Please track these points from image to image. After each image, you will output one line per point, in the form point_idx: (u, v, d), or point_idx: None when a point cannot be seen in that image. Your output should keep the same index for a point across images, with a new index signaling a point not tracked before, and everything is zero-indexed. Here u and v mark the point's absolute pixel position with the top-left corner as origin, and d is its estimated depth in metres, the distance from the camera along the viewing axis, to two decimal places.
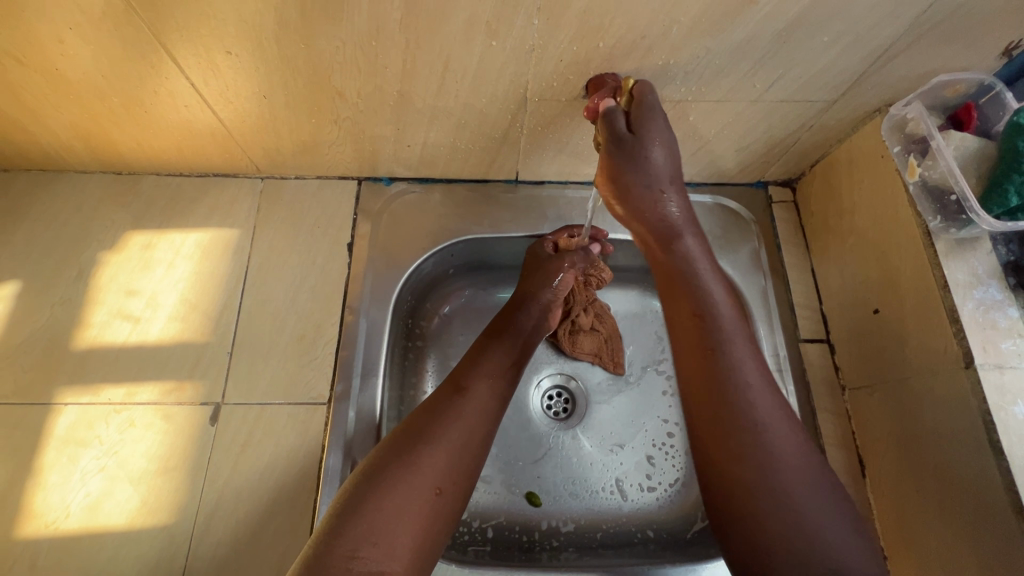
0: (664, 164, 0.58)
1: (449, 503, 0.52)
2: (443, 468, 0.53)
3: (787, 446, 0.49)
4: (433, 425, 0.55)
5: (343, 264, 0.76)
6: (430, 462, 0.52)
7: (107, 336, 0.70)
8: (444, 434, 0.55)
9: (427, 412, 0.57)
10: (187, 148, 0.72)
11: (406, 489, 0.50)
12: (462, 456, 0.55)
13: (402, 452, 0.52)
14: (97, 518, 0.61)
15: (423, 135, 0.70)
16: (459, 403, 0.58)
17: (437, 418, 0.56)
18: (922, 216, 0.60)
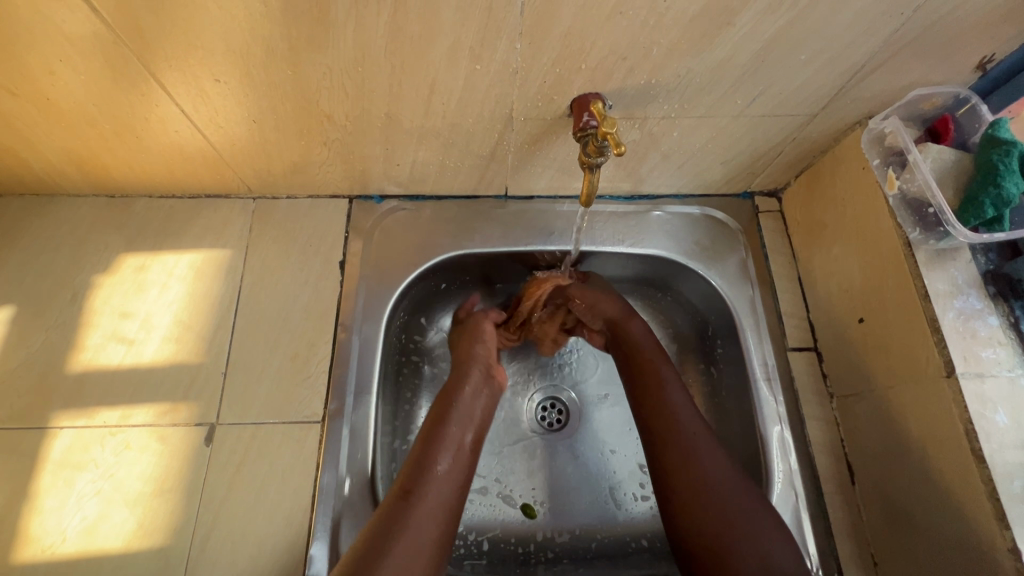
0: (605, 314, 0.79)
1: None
2: (398, 564, 0.52)
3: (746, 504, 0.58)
4: (390, 521, 0.55)
5: (335, 282, 0.76)
6: (385, 562, 0.52)
7: (102, 358, 0.70)
8: (398, 529, 0.54)
9: (372, 529, 0.55)
10: (179, 171, 0.73)
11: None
12: (419, 545, 0.54)
13: (359, 559, 0.52)
14: (93, 541, 0.62)
15: (412, 154, 0.71)
16: (411, 494, 0.57)
17: (393, 512, 0.56)
18: (902, 228, 0.61)
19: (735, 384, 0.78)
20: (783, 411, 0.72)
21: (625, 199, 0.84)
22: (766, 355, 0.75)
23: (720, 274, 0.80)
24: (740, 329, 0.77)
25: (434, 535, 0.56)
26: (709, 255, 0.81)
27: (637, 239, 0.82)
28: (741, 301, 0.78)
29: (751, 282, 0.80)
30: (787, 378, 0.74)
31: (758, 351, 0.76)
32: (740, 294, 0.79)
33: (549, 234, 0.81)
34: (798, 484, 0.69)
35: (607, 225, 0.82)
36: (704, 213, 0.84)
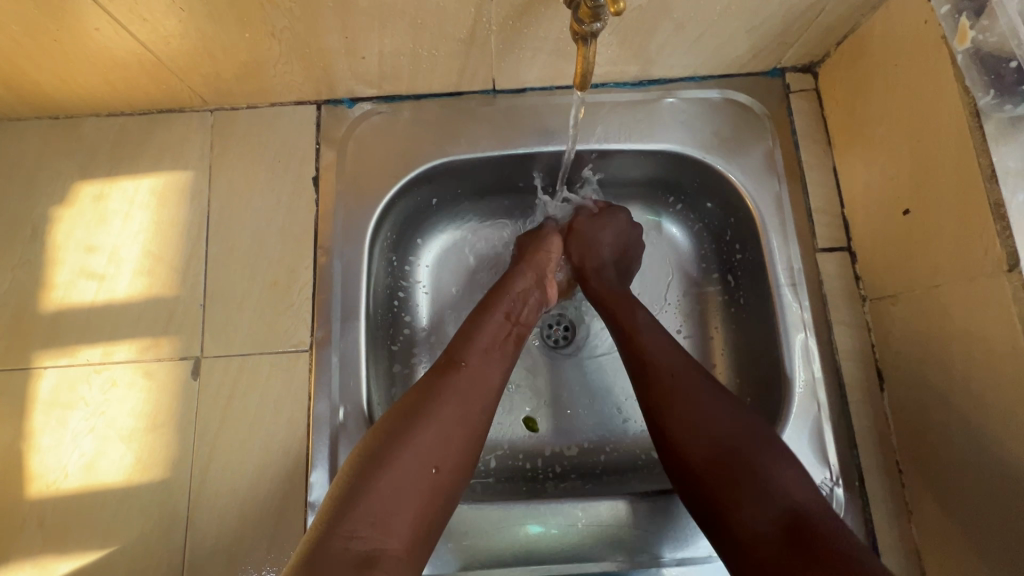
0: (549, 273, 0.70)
1: (448, 481, 0.50)
2: (439, 445, 0.50)
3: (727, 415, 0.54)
4: (428, 406, 0.52)
5: (310, 200, 0.69)
6: (424, 442, 0.50)
7: (75, 296, 0.66)
8: (436, 416, 0.51)
9: (420, 391, 0.53)
10: (119, 83, 0.64)
11: (402, 471, 0.48)
12: (460, 433, 0.52)
13: (397, 440, 0.49)
14: (95, 477, 0.61)
15: (377, 43, 0.61)
16: (451, 382, 0.54)
17: (432, 399, 0.52)
18: (971, 92, 0.50)
19: (755, 291, 0.71)
20: (807, 318, 0.66)
21: (632, 86, 0.72)
22: (791, 258, 0.68)
23: (742, 168, 0.70)
24: (763, 230, 0.69)
25: (479, 425, 0.54)
26: (731, 147, 0.71)
27: (647, 132, 0.71)
28: (765, 199, 0.69)
29: (778, 176, 0.70)
30: (814, 283, 0.67)
31: (783, 254, 0.68)
32: (765, 190, 0.70)
33: (545, 132, 0.71)
34: (821, 393, 0.64)
35: (612, 117, 0.72)
36: (726, 97, 0.72)
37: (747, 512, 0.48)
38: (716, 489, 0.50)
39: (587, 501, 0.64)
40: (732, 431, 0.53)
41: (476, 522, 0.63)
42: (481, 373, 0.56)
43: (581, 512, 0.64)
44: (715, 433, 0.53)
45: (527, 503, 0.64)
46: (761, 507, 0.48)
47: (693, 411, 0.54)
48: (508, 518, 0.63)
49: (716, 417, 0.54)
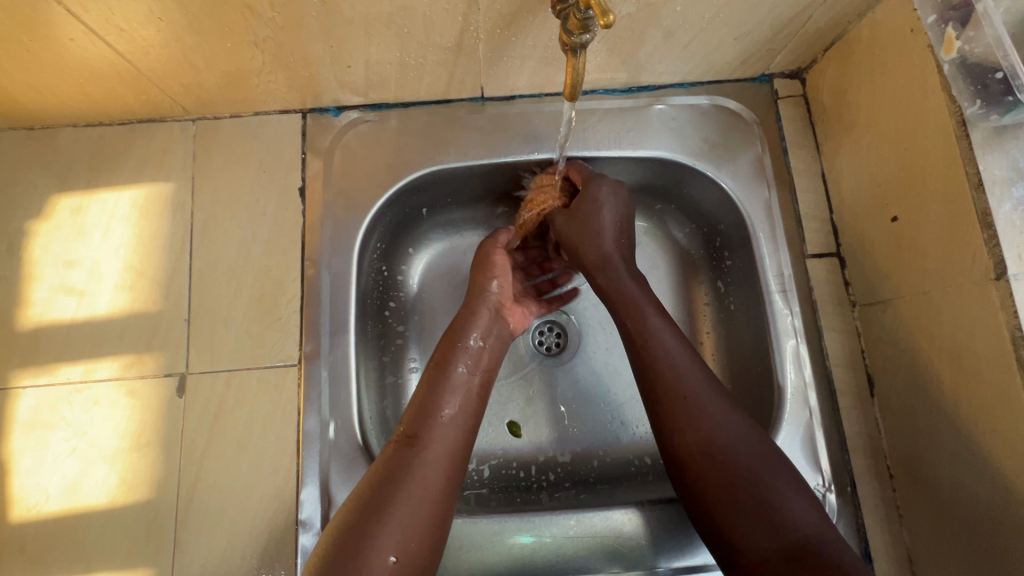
0: (609, 229, 0.66)
1: (410, 570, 0.47)
2: (400, 532, 0.48)
3: (739, 442, 0.53)
4: (382, 493, 0.50)
5: (297, 212, 0.68)
6: (383, 536, 0.47)
7: (54, 312, 0.64)
8: (393, 504, 0.49)
9: (380, 475, 0.51)
10: (97, 94, 0.62)
11: (361, 575, 0.45)
12: (417, 519, 0.49)
13: (356, 536, 0.47)
14: (77, 499, 0.60)
15: (363, 52, 0.60)
16: (407, 464, 0.51)
17: (387, 486, 0.50)
18: (958, 102, 0.50)
19: (746, 296, 0.71)
20: (798, 324, 0.66)
21: (621, 93, 0.72)
22: (782, 264, 0.68)
23: (732, 174, 0.70)
24: (753, 237, 0.69)
25: (439, 505, 0.51)
26: (720, 153, 0.71)
27: (636, 139, 0.71)
28: (755, 206, 0.70)
29: (767, 182, 0.70)
30: (805, 289, 0.67)
31: (774, 260, 0.68)
32: (754, 197, 0.70)
33: (533, 140, 0.71)
34: (812, 398, 0.65)
35: (602, 124, 0.71)
36: (715, 103, 0.72)
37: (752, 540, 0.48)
38: (720, 515, 0.51)
39: (582, 511, 0.64)
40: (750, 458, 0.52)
41: (471, 536, 0.63)
42: (441, 448, 0.53)
43: (574, 523, 0.63)
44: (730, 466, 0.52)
45: (522, 515, 0.64)
46: (769, 534, 0.48)
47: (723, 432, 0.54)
48: (502, 531, 0.63)
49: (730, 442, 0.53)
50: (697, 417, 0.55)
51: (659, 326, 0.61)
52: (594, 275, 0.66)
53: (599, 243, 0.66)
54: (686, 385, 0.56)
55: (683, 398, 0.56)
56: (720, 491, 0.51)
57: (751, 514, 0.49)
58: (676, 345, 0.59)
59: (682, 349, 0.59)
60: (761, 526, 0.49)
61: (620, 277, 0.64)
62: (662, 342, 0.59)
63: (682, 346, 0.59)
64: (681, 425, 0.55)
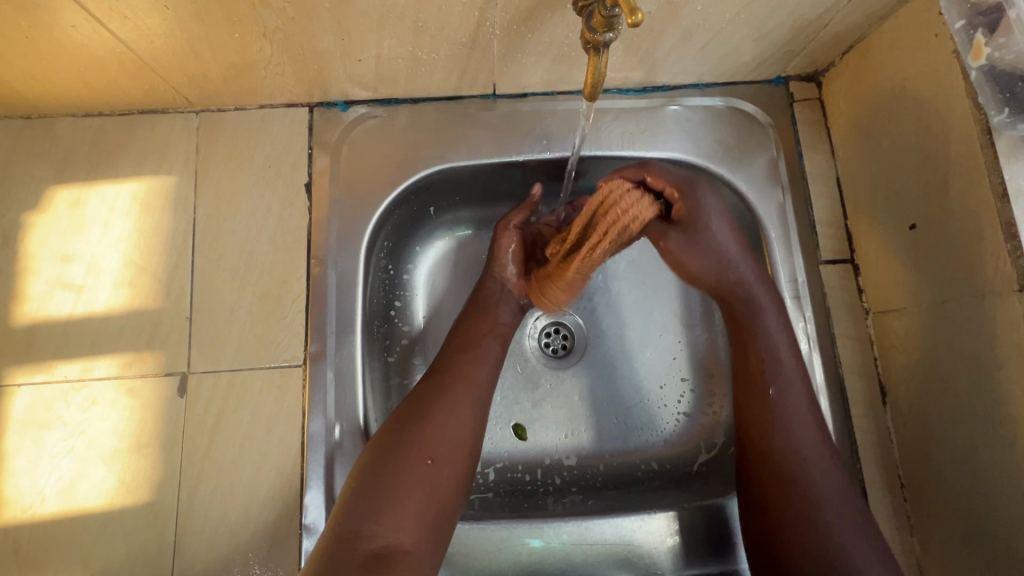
0: (722, 233, 0.61)
1: (445, 473, 0.54)
2: (435, 444, 0.54)
3: (828, 482, 0.55)
4: (419, 411, 0.56)
5: (303, 208, 0.66)
6: (418, 442, 0.54)
7: (50, 308, 0.62)
8: (429, 416, 0.56)
9: (417, 397, 0.58)
10: (98, 83, 0.60)
11: (401, 468, 0.52)
12: (450, 434, 0.56)
13: (397, 443, 0.54)
14: (74, 501, 0.58)
15: (375, 46, 0.58)
16: (439, 386, 0.58)
17: (423, 404, 0.57)
18: (984, 110, 0.50)
19: None
20: (810, 331, 0.66)
21: (636, 92, 0.71)
22: (795, 270, 0.67)
23: (747, 178, 0.69)
24: (767, 243, 0.68)
25: (471, 426, 0.57)
26: (734, 156, 0.70)
27: (651, 140, 0.70)
28: (769, 210, 0.68)
29: (782, 186, 0.69)
30: (818, 295, 0.67)
31: (787, 266, 0.67)
32: (768, 201, 0.69)
33: (546, 139, 0.69)
34: (824, 406, 0.64)
35: (616, 124, 0.70)
36: (730, 105, 0.71)
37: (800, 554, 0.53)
38: (779, 512, 0.55)
39: (591, 518, 0.63)
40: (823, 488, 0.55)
41: (479, 542, 0.62)
42: (467, 376, 0.60)
43: (584, 529, 0.63)
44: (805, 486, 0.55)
45: (530, 521, 0.63)
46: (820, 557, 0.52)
47: (802, 450, 0.57)
48: (511, 537, 0.62)
49: (811, 470, 0.56)
50: (786, 433, 0.57)
51: (781, 342, 0.61)
52: (726, 299, 0.63)
53: (689, 266, 0.62)
54: (791, 402, 0.59)
55: (775, 415, 0.58)
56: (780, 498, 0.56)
57: (808, 522, 0.54)
58: (789, 350, 0.61)
59: (792, 355, 0.60)
60: (819, 533, 0.53)
61: (750, 284, 0.61)
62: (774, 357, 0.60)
63: (788, 338, 0.61)
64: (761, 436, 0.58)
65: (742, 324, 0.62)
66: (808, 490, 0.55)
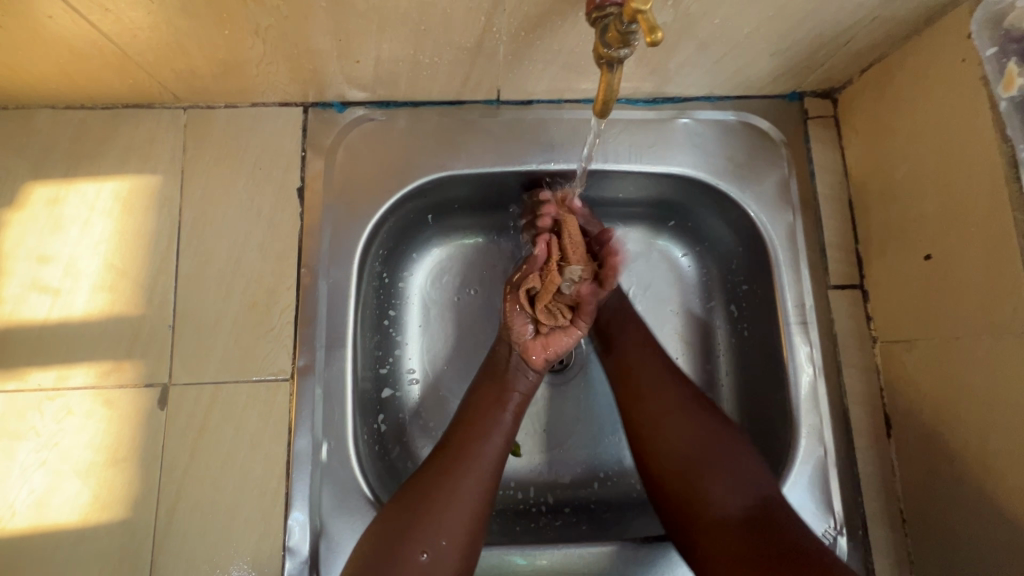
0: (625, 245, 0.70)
1: (447, 567, 0.52)
2: (434, 533, 0.52)
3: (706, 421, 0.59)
4: (420, 496, 0.54)
5: (294, 214, 0.63)
6: (418, 532, 0.52)
7: (25, 312, 0.59)
8: (432, 503, 0.53)
9: (424, 475, 0.55)
10: (79, 76, 0.57)
11: (398, 559, 0.50)
12: (453, 522, 0.53)
13: (395, 528, 0.52)
14: (46, 516, 0.56)
15: (374, 47, 0.55)
16: (450, 469, 0.55)
17: (427, 489, 0.54)
18: (1012, 142, 0.48)
19: (762, 324, 0.68)
20: (816, 357, 0.64)
21: (645, 103, 0.68)
22: (803, 295, 0.65)
23: (756, 196, 0.67)
24: (775, 265, 0.66)
25: (475, 511, 0.54)
26: (745, 174, 0.67)
27: (658, 154, 0.67)
28: (779, 231, 0.66)
29: (792, 206, 0.67)
30: (825, 321, 0.65)
31: (795, 290, 0.65)
32: (778, 221, 0.67)
33: (550, 149, 0.67)
34: (828, 437, 0.62)
35: (623, 136, 0.67)
36: (742, 120, 0.69)
37: (720, 500, 0.54)
38: (694, 479, 0.56)
39: (584, 546, 0.61)
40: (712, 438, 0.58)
41: None
42: (475, 460, 0.56)
43: (577, 556, 0.61)
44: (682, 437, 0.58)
45: (522, 547, 0.61)
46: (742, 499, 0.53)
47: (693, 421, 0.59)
48: (500, 563, 0.60)
49: (697, 422, 0.59)
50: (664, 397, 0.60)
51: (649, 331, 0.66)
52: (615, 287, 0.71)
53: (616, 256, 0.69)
54: (652, 368, 0.63)
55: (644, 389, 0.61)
56: (681, 465, 0.57)
57: (718, 473, 0.55)
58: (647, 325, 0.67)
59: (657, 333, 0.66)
60: (742, 489, 0.54)
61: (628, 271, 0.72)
62: (646, 331, 0.66)
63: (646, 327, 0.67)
64: (638, 397, 0.61)
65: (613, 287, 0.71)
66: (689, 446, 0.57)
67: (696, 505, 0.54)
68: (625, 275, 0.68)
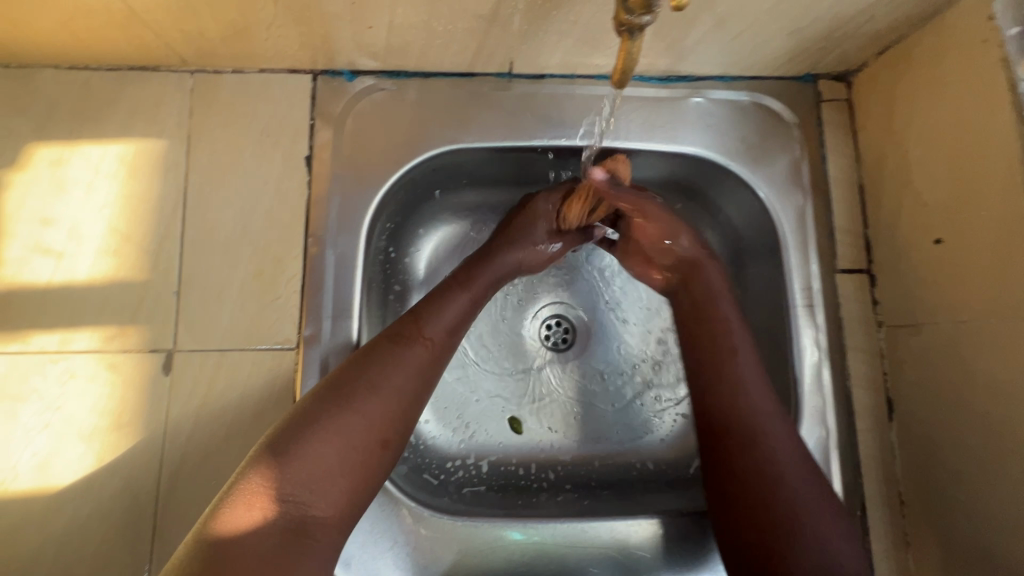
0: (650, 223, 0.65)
1: (390, 456, 0.51)
2: (383, 419, 0.50)
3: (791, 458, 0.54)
4: (364, 377, 0.51)
5: (302, 182, 0.62)
6: (369, 413, 0.50)
7: (28, 274, 0.59)
8: (386, 390, 0.51)
9: (361, 360, 0.53)
10: (84, 34, 0.56)
11: (347, 437, 0.48)
12: (405, 412, 0.52)
13: (334, 404, 0.49)
14: (49, 478, 0.55)
15: (387, 13, 0.54)
16: (402, 353, 0.54)
17: (371, 370, 0.52)
18: None
19: (768, 307, 0.69)
20: (822, 340, 0.64)
21: (658, 81, 0.67)
22: (811, 278, 0.65)
23: (767, 178, 0.67)
24: (783, 247, 0.66)
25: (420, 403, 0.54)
26: (757, 155, 0.67)
27: (670, 133, 0.67)
28: (788, 214, 0.66)
29: (803, 189, 0.67)
30: (831, 304, 0.65)
31: (803, 273, 0.65)
32: (788, 204, 0.66)
33: (561, 125, 0.66)
34: (830, 420, 0.63)
35: (637, 113, 0.67)
36: (755, 101, 0.68)
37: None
38: (777, 541, 0.50)
39: (587, 521, 0.62)
40: (808, 499, 0.51)
41: (472, 541, 0.60)
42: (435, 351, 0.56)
43: (579, 530, 0.61)
44: (781, 494, 0.52)
45: (524, 522, 0.61)
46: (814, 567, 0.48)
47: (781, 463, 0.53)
48: (502, 537, 0.61)
49: (785, 480, 0.52)
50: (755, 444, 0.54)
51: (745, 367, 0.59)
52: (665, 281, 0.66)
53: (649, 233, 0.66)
54: (751, 403, 0.57)
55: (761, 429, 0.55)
56: (780, 508, 0.51)
57: (783, 551, 0.49)
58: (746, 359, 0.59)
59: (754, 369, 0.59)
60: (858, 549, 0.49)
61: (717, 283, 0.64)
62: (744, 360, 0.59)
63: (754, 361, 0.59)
64: (747, 433, 0.55)
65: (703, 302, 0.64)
66: (787, 499, 0.51)
67: (776, 563, 0.49)
68: (711, 287, 0.64)
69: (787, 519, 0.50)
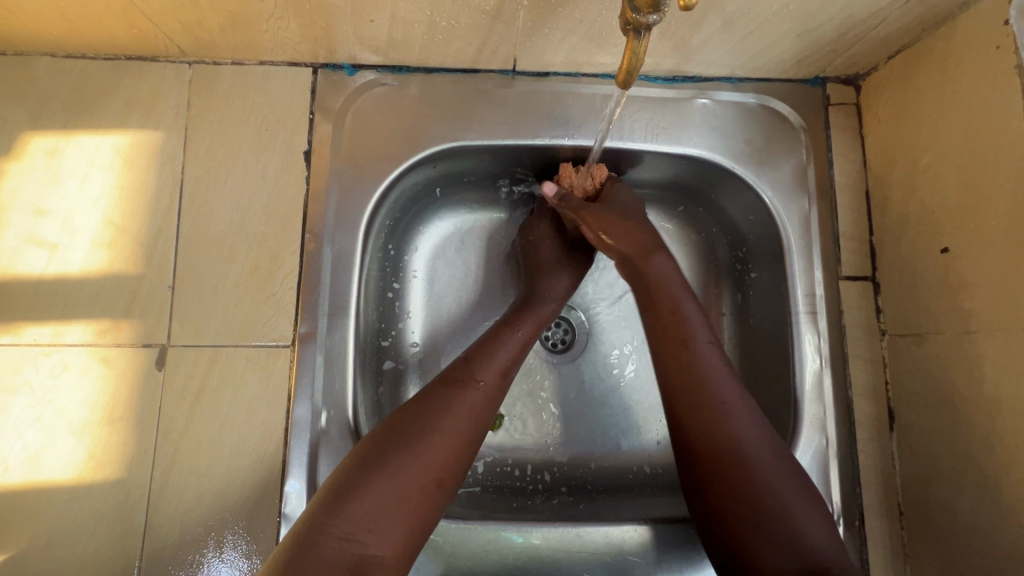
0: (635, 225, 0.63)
1: (446, 496, 0.48)
2: (444, 463, 0.48)
3: (763, 448, 0.50)
4: (434, 421, 0.49)
5: (300, 177, 0.62)
6: (431, 454, 0.48)
7: (21, 266, 0.58)
8: (447, 428, 0.49)
9: (438, 400, 0.51)
10: (80, 23, 0.55)
11: (406, 478, 0.46)
12: (465, 454, 0.50)
13: (399, 444, 0.47)
14: (39, 472, 0.55)
15: (389, 7, 0.53)
16: (469, 395, 0.52)
17: (441, 412, 0.50)
18: None
19: (770, 313, 0.68)
20: (824, 348, 0.63)
21: (665, 81, 0.66)
22: (814, 284, 0.64)
23: (773, 183, 0.66)
24: (786, 252, 0.65)
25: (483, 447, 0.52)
26: (763, 159, 0.66)
27: (676, 134, 0.66)
28: (793, 219, 0.65)
29: (808, 194, 0.66)
30: (834, 311, 0.64)
31: (806, 280, 0.64)
32: (793, 209, 0.65)
33: (564, 124, 0.65)
34: (830, 429, 0.62)
35: (642, 114, 0.66)
36: (762, 104, 0.67)
37: (768, 553, 0.46)
38: (744, 525, 0.48)
39: (581, 526, 0.61)
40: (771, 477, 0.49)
41: (464, 543, 0.60)
42: (495, 393, 0.54)
43: (573, 535, 0.61)
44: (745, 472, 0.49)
45: (518, 525, 0.61)
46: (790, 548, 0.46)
47: (741, 436, 0.50)
48: (496, 539, 0.60)
49: (752, 457, 0.50)
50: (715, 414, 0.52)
51: (706, 350, 0.55)
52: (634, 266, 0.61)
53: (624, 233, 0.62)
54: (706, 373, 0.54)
55: (716, 404, 0.52)
56: (741, 485, 0.49)
57: (767, 531, 0.47)
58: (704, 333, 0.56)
59: (713, 349, 0.56)
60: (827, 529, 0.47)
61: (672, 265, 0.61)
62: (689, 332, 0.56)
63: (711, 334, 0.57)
64: (697, 416, 0.52)
65: (656, 280, 0.60)
66: (752, 480, 0.49)
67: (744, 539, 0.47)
68: (665, 272, 0.60)
69: (754, 503, 0.48)
